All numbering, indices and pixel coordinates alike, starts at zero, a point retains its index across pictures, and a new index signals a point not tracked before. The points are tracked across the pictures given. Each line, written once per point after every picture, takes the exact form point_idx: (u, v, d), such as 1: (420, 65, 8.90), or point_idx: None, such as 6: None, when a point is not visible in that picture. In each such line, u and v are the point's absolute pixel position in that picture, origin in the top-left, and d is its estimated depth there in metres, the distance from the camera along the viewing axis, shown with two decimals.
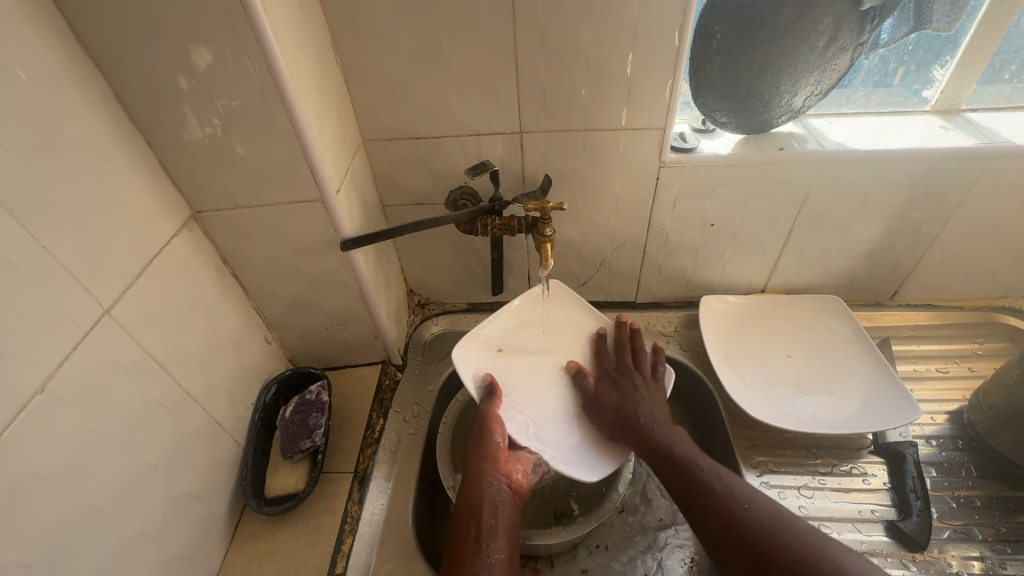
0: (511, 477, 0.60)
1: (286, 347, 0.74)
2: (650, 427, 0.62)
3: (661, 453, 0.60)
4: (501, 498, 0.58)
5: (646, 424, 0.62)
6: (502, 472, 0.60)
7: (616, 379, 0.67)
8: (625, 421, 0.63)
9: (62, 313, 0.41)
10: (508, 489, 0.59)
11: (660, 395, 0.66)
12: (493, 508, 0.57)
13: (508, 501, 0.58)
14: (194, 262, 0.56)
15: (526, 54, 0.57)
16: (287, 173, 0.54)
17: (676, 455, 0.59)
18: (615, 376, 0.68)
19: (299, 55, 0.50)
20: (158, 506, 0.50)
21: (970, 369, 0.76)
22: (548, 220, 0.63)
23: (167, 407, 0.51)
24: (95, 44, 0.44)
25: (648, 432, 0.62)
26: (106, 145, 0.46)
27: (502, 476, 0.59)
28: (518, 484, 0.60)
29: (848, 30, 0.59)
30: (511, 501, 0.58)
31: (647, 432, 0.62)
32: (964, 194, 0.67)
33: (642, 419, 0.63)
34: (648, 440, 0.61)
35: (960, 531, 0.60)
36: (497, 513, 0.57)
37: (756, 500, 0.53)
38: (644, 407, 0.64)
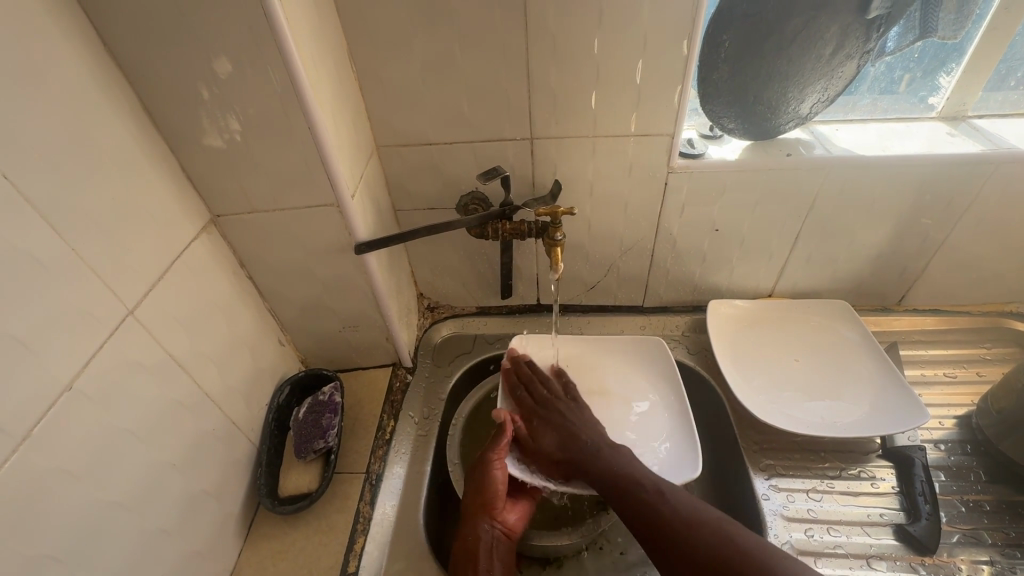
0: (502, 522, 0.60)
1: (299, 349, 0.75)
2: (598, 454, 0.60)
3: (612, 481, 0.57)
4: (494, 544, 0.58)
5: (596, 452, 0.60)
6: (497, 518, 0.59)
7: (543, 415, 0.66)
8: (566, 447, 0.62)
9: (90, 313, 0.43)
10: (501, 535, 0.59)
11: (588, 418, 0.65)
12: (487, 557, 0.56)
13: (502, 549, 0.58)
14: (212, 265, 0.58)
15: (537, 63, 0.59)
16: (304, 178, 0.55)
17: (621, 476, 0.57)
18: (542, 411, 0.67)
19: (318, 64, 0.51)
20: (177, 504, 0.51)
21: (978, 374, 0.76)
22: (559, 225, 0.64)
23: (186, 406, 0.53)
24: (123, 53, 0.46)
25: (596, 462, 0.59)
26: (131, 150, 0.48)
27: (496, 522, 0.59)
28: (510, 528, 0.60)
29: (855, 38, 0.60)
30: (501, 546, 0.58)
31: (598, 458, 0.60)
32: (970, 199, 0.68)
33: (589, 449, 0.61)
34: (603, 469, 0.58)
35: (969, 535, 0.60)
36: (490, 563, 0.56)
37: (700, 514, 0.52)
38: (586, 437, 0.62)
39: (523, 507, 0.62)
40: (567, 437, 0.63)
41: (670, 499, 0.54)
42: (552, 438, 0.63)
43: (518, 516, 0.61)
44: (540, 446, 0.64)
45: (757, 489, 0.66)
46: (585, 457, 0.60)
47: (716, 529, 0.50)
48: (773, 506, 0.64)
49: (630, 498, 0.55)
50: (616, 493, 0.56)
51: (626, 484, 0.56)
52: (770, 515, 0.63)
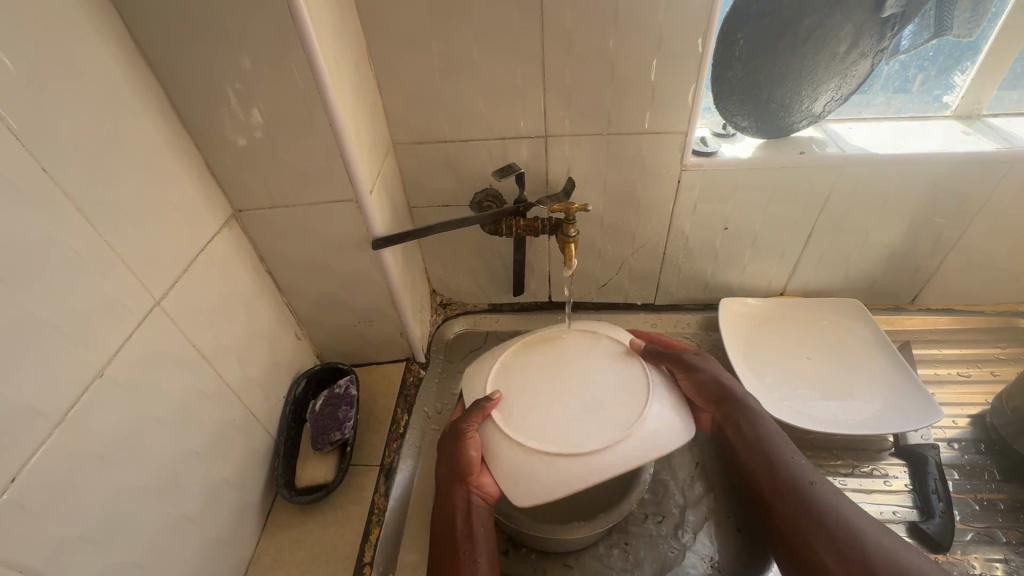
0: (482, 487, 0.56)
1: (314, 344, 0.76)
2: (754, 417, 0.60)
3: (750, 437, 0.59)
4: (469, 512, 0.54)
5: (750, 415, 0.60)
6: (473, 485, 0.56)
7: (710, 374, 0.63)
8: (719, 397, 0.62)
9: (119, 303, 0.44)
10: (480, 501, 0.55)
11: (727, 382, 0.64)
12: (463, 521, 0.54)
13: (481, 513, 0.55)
14: (234, 260, 0.59)
15: (553, 61, 0.59)
16: (323, 174, 0.56)
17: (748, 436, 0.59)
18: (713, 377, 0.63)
19: (339, 62, 0.52)
20: (200, 491, 0.52)
21: (992, 374, 0.76)
22: (572, 221, 0.65)
23: (208, 396, 0.54)
24: (153, 51, 0.47)
25: (751, 426, 0.59)
26: (159, 145, 0.49)
27: (473, 489, 0.56)
28: (489, 493, 0.56)
29: (869, 36, 0.60)
30: (484, 513, 0.55)
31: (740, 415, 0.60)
32: (985, 198, 0.68)
33: (749, 415, 0.60)
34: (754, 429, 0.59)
35: (983, 534, 0.60)
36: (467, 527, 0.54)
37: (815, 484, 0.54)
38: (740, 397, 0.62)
39: (501, 467, 0.57)
40: (725, 395, 0.62)
41: (801, 470, 0.55)
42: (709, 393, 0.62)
43: (500, 478, 0.57)
44: (701, 380, 0.62)
45: None
46: (740, 418, 0.60)
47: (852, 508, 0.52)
48: None
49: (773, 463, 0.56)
50: (769, 458, 0.57)
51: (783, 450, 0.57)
52: None
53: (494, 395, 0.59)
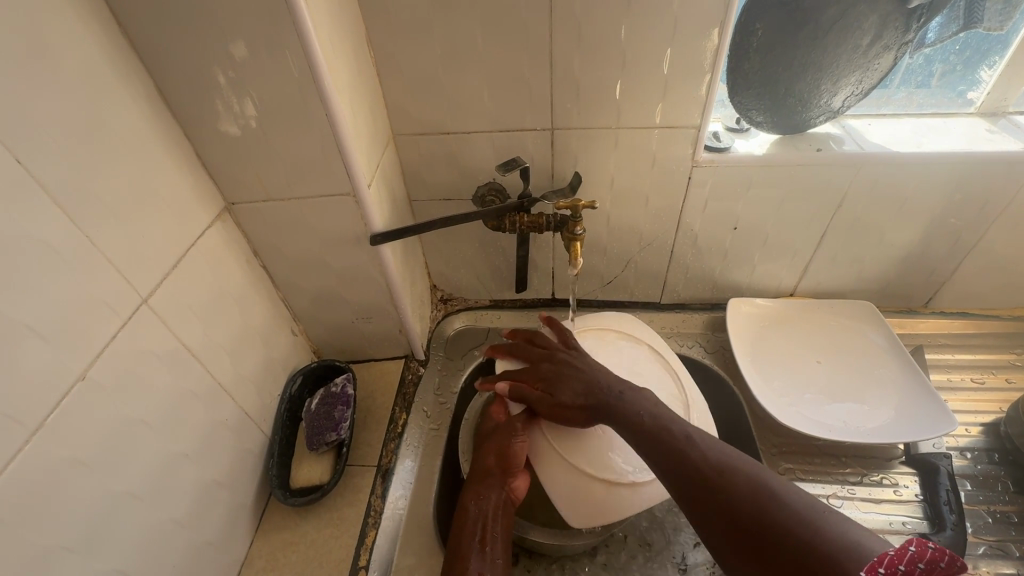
0: (512, 489, 0.59)
1: (311, 339, 0.74)
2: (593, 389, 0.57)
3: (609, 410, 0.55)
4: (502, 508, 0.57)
5: (592, 391, 0.57)
6: (501, 483, 0.58)
7: (556, 364, 0.61)
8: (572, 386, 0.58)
9: (102, 302, 0.42)
10: (507, 500, 0.58)
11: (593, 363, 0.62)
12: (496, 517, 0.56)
13: (509, 512, 0.58)
14: (226, 254, 0.57)
15: (561, 51, 0.57)
16: (320, 167, 0.54)
17: (647, 421, 0.52)
18: (552, 364, 0.62)
19: (336, 50, 0.50)
20: (190, 494, 0.51)
21: (1007, 381, 0.74)
22: (579, 218, 0.63)
23: (199, 396, 0.52)
24: (139, 36, 0.44)
25: (619, 402, 0.55)
26: (146, 134, 0.47)
27: (505, 488, 0.58)
28: (516, 493, 0.59)
29: (894, 28, 0.57)
30: (510, 511, 0.58)
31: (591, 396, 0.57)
32: (1007, 200, 0.65)
33: (609, 394, 0.56)
34: (595, 399, 0.56)
35: (995, 548, 0.59)
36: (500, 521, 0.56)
37: (733, 463, 0.46)
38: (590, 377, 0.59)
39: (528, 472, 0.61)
40: (584, 386, 0.57)
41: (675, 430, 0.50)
42: (562, 394, 0.58)
43: (526, 482, 0.60)
44: (560, 396, 0.58)
45: None
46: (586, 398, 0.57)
47: (722, 466, 0.46)
48: None
49: (656, 436, 0.50)
50: (645, 431, 0.51)
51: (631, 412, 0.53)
52: None
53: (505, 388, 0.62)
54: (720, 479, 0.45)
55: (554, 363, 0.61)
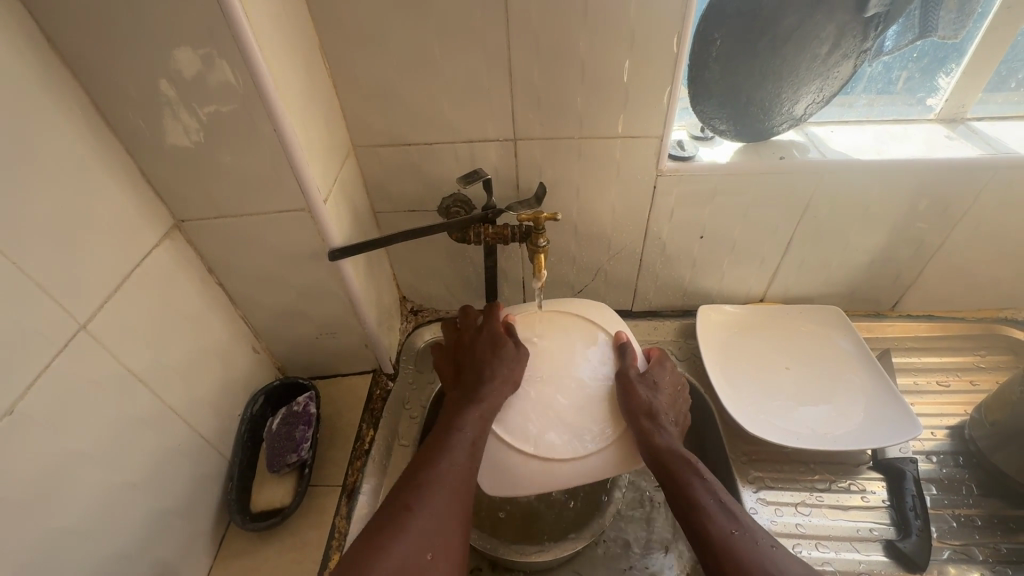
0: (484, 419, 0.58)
1: (274, 356, 0.72)
2: (660, 426, 0.57)
3: (667, 452, 0.55)
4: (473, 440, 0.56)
5: (663, 424, 0.57)
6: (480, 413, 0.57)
7: (653, 371, 0.62)
8: (649, 414, 0.57)
9: (34, 330, 0.40)
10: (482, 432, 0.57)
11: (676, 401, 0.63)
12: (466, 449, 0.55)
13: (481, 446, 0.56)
14: (177, 273, 0.55)
15: (520, 61, 0.56)
16: (273, 182, 0.52)
17: (682, 461, 0.54)
18: (653, 369, 0.63)
19: (285, 62, 0.48)
20: (139, 525, 0.49)
21: (972, 383, 0.75)
22: (542, 230, 0.62)
23: (149, 423, 0.50)
24: (71, 51, 0.43)
25: (665, 437, 0.56)
26: (83, 153, 0.45)
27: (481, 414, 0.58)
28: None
29: (852, 37, 0.57)
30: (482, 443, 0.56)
31: (656, 427, 0.56)
32: (967, 206, 0.66)
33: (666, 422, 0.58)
34: (660, 437, 0.56)
35: (959, 551, 0.59)
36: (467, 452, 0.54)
37: (746, 520, 0.49)
38: (664, 416, 0.58)
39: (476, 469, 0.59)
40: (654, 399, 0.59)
41: (706, 488, 0.52)
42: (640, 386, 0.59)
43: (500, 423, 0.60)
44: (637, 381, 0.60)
45: (745, 502, 0.64)
46: (647, 429, 0.56)
47: (758, 538, 0.48)
48: (762, 520, 0.62)
49: (682, 476, 0.53)
50: (676, 469, 0.54)
51: (687, 461, 0.54)
52: None
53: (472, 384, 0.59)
54: (734, 531, 0.48)
55: (647, 383, 0.60)
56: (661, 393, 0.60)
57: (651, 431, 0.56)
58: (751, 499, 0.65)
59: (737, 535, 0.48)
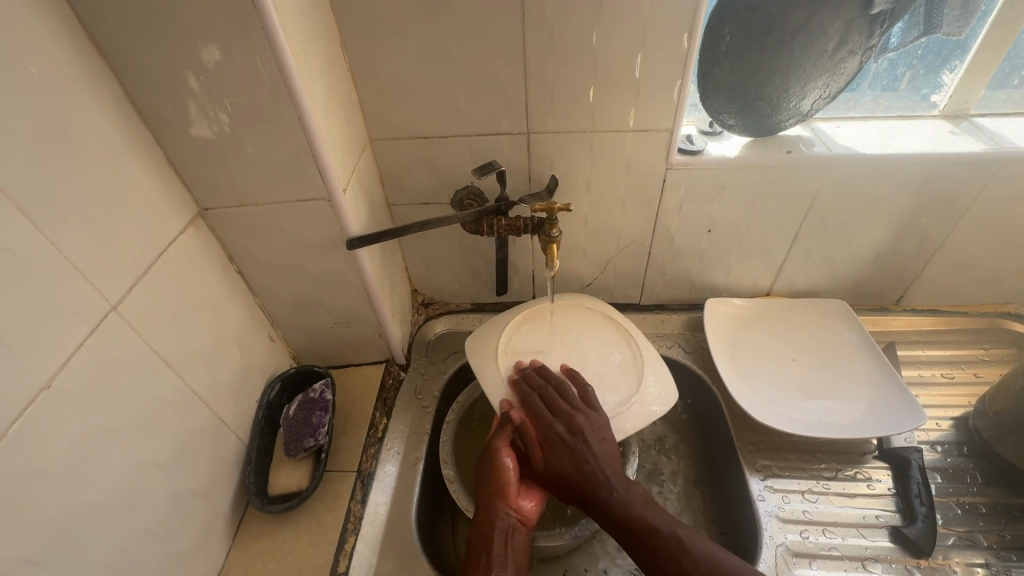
0: (520, 510, 0.56)
1: (290, 345, 0.73)
2: (603, 489, 0.54)
3: (609, 513, 0.53)
4: (512, 535, 0.54)
5: (596, 481, 0.54)
6: (513, 505, 0.56)
7: (563, 412, 0.57)
8: (577, 478, 0.54)
9: (70, 309, 0.42)
10: (517, 525, 0.55)
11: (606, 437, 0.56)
12: (503, 549, 0.53)
13: (519, 539, 0.54)
14: (200, 260, 0.57)
15: (534, 56, 0.57)
16: (294, 171, 0.54)
17: (632, 518, 0.52)
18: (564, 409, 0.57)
19: (309, 54, 0.50)
20: (163, 503, 0.50)
21: (975, 375, 0.76)
22: (554, 221, 0.63)
23: (173, 405, 0.52)
24: (106, 42, 0.44)
25: (605, 498, 0.53)
26: (115, 141, 0.46)
27: (512, 510, 0.55)
28: (526, 516, 0.56)
29: (858, 33, 0.58)
30: (519, 537, 0.54)
31: (601, 483, 0.54)
32: (970, 200, 0.67)
33: (592, 476, 0.54)
34: (604, 491, 0.53)
35: (965, 538, 0.60)
36: (506, 554, 0.52)
37: (691, 548, 0.51)
38: (599, 469, 0.54)
39: (540, 491, 0.58)
40: (578, 456, 0.55)
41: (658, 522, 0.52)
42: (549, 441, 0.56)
43: (535, 504, 0.57)
44: (551, 439, 0.56)
45: (752, 490, 0.65)
46: (595, 487, 0.54)
47: (705, 559, 0.50)
48: (769, 507, 0.63)
49: (626, 531, 0.52)
50: (621, 527, 0.52)
51: (640, 520, 0.52)
52: (766, 517, 0.62)
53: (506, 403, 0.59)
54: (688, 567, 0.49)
55: (558, 438, 0.56)
56: (585, 444, 0.55)
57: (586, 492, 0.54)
58: (758, 486, 0.66)
59: (670, 541, 0.51)
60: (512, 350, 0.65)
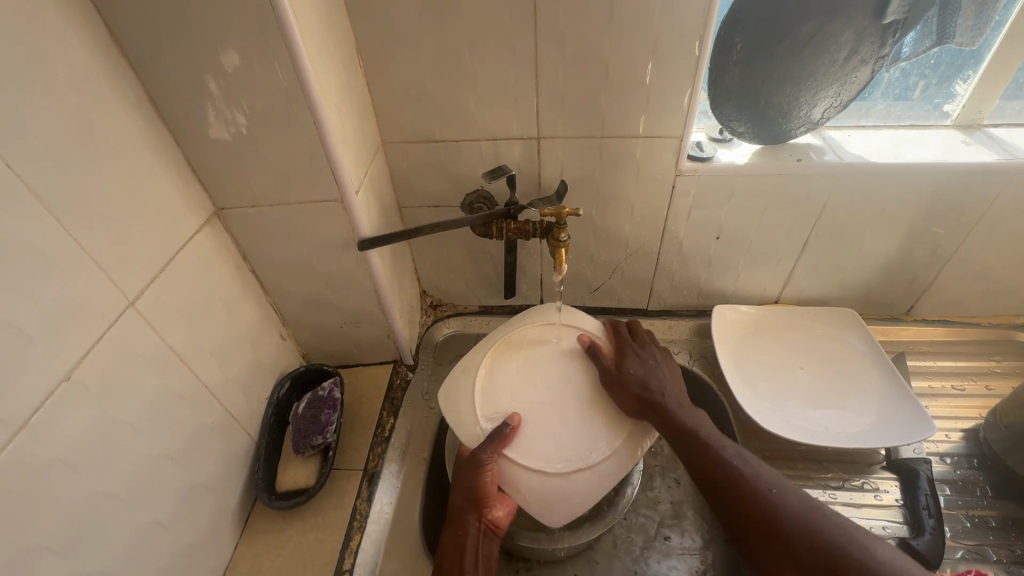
0: (492, 519, 0.55)
1: (300, 344, 0.75)
2: (670, 405, 0.57)
3: (676, 427, 0.55)
4: (480, 545, 0.54)
5: (661, 402, 0.57)
6: (483, 513, 0.55)
7: (637, 352, 0.63)
8: (647, 399, 0.57)
9: (90, 304, 0.43)
10: (487, 533, 0.55)
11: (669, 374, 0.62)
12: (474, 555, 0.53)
13: (488, 546, 0.55)
14: (215, 258, 0.58)
15: (546, 62, 0.58)
16: (309, 173, 0.55)
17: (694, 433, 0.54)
18: (636, 349, 0.63)
19: (324, 57, 0.51)
20: (175, 496, 0.51)
21: (987, 388, 0.75)
22: (564, 225, 0.63)
23: (186, 399, 0.53)
24: (130, 45, 0.46)
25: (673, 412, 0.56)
26: (136, 141, 0.48)
27: (483, 518, 0.55)
28: (497, 523, 0.56)
29: (870, 43, 0.58)
30: (489, 544, 0.55)
31: (661, 410, 0.56)
32: (983, 210, 0.67)
33: (663, 397, 0.57)
34: (662, 420, 0.56)
35: (973, 551, 0.60)
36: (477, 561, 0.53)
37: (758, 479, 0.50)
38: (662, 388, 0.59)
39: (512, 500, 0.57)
40: (648, 380, 0.59)
41: (715, 450, 0.53)
42: (627, 375, 0.59)
43: (507, 511, 0.56)
44: (624, 372, 0.60)
45: None
46: (660, 407, 0.56)
47: (773, 488, 0.49)
48: None
49: (696, 446, 0.53)
50: (688, 440, 0.54)
51: (704, 438, 0.54)
52: None
53: (513, 416, 0.57)
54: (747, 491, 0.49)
55: (627, 371, 0.59)
56: (645, 373, 0.60)
57: (654, 416, 0.56)
58: None
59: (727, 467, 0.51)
60: (490, 386, 0.61)
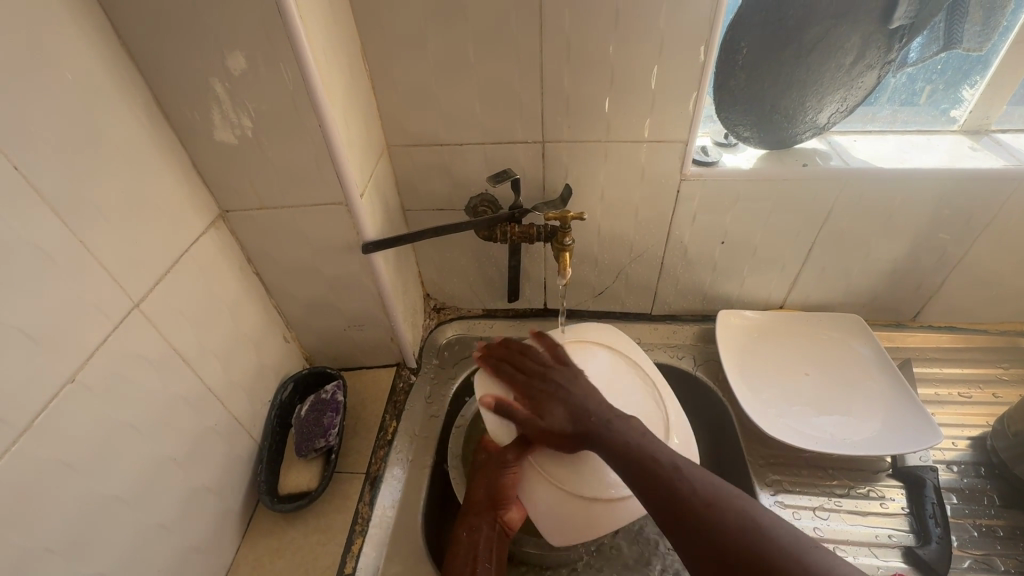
0: (506, 521, 0.58)
1: (303, 346, 0.75)
2: (609, 424, 0.54)
3: (621, 445, 0.52)
4: (492, 543, 0.57)
5: (601, 423, 0.54)
6: (498, 515, 0.58)
7: (547, 377, 0.60)
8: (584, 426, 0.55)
9: (95, 306, 0.43)
10: (500, 533, 0.58)
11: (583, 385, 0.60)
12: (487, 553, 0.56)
13: (500, 546, 0.57)
14: (219, 260, 0.58)
15: (551, 66, 0.58)
16: (314, 176, 0.55)
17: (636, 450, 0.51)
18: (550, 374, 0.61)
19: (330, 61, 0.51)
20: (177, 498, 0.51)
21: (994, 395, 0.75)
22: (568, 229, 0.64)
23: (189, 401, 0.53)
24: (138, 49, 0.46)
25: (609, 430, 0.54)
26: (143, 143, 0.48)
27: (498, 520, 0.58)
28: (510, 524, 0.58)
29: (876, 48, 0.58)
30: (500, 544, 0.58)
31: (600, 430, 0.54)
32: (990, 217, 0.67)
33: (599, 417, 0.55)
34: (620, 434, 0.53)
35: (981, 561, 0.59)
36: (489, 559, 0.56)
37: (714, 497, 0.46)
38: (597, 409, 0.56)
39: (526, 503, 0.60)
40: (580, 403, 0.57)
41: (687, 475, 0.49)
42: (549, 408, 0.57)
43: (520, 514, 0.59)
44: (546, 412, 0.57)
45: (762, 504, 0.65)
46: (594, 427, 0.54)
47: (733, 515, 0.45)
48: None
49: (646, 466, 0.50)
50: (632, 457, 0.51)
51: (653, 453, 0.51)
52: None
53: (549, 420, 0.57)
54: (704, 513, 0.45)
55: (557, 400, 0.58)
56: (579, 395, 0.58)
57: (597, 437, 0.54)
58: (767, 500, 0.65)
59: (683, 486, 0.48)
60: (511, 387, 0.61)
